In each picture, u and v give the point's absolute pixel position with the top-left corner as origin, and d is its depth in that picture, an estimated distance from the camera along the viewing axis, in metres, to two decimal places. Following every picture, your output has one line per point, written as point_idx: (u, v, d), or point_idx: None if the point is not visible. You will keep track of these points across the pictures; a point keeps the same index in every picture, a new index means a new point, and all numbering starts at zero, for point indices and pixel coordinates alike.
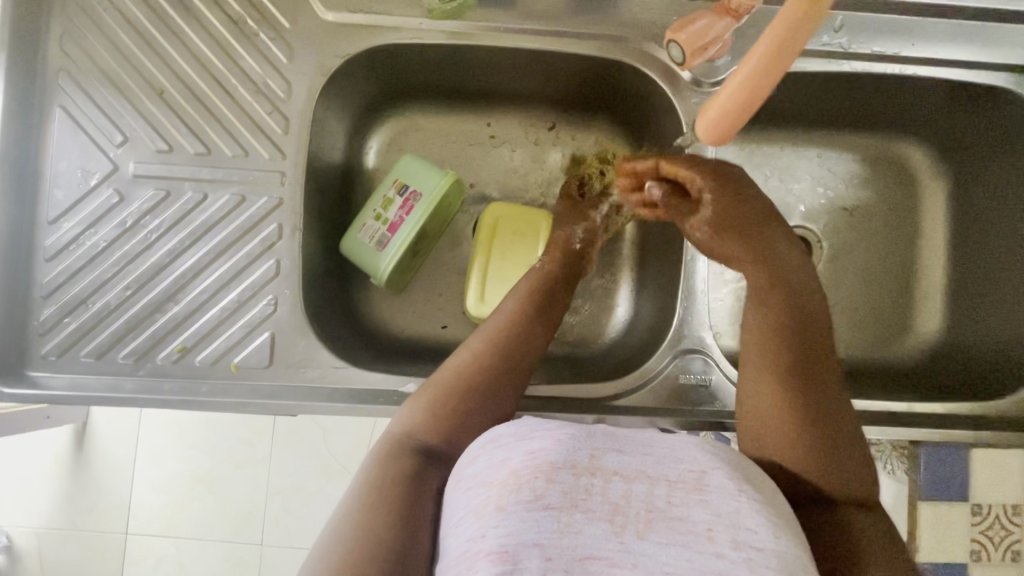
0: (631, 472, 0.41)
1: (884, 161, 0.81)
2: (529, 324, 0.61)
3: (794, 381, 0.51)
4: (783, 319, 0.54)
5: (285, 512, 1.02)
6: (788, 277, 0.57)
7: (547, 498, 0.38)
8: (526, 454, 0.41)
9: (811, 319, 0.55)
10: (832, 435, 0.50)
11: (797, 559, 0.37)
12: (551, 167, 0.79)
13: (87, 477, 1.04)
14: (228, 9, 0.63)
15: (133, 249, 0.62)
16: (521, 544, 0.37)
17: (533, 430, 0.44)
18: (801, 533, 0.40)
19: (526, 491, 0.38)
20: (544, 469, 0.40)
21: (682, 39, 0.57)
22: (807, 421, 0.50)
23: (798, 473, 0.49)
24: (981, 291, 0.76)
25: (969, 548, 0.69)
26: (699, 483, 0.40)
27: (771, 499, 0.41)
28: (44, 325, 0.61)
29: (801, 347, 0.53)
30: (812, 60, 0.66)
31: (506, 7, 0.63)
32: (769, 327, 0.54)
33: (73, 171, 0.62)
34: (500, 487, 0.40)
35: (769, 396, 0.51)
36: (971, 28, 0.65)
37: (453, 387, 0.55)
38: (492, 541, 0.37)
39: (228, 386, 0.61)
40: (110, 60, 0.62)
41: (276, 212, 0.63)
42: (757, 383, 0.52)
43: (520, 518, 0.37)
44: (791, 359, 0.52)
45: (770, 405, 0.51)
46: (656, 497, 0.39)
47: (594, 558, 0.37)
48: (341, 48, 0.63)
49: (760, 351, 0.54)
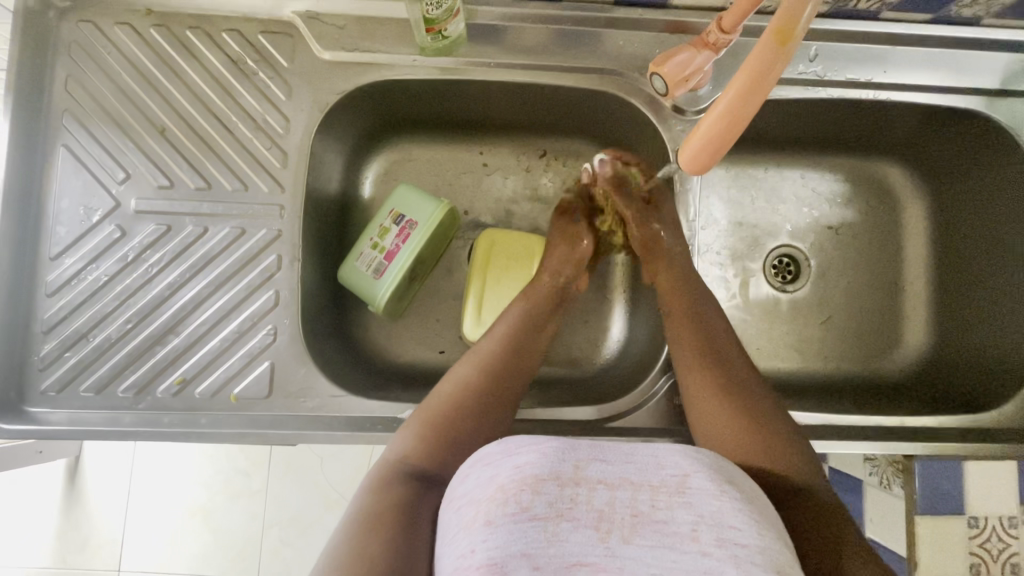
0: (614, 480, 0.41)
1: (864, 181, 0.84)
2: (518, 348, 0.62)
3: (723, 390, 0.57)
4: (697, 319, 0.63)
5: (283, 544, 1.00)
6: (698, 296, 0.65)
7: (534, 510, 0.39)
8: (512, 468, 0.41)
9: (715, 323, 0.63)
10: (777, 424, 0.54)
11: (780, 555, 0.38)
12: (542, 192, 0.81)
13: (81, 513, 1.03)
14: (228, 50, 0.65)
15: (133, 283, 0.63)
16: (508, 555, 0.37)
17: (519, 445, 0.44)
18: (785, 534, 0.41)
19: (512, 504, 0.39)
20: (529, 482, 0.40)
21: (665, 71, 0.60)
22: (751, 420, 0.54)
23: (751, 463, 0.52)
24: (962, 304, 0.77)
25: (969, 563, 0.69)
26: (681, 485, 0.41)
27: (758, 503, 0.42)
28: (44, 360, 0.62)
29: (722, 360, 0.59)
30: (790, 87, 0.69)
31: (495, 44, 0.66)
32: (691, 347, 0.60)
33: (75, 209, 0.63)
34: (487, 503, 0.40)
35: (706, 391, 0.57)
36: (940, 54, 0.68)
37: (442, 414, 0.55)
38: (481, 555, 0.37)
39: (227, 417, 0.61)
40: (113, 100, 0.64)
41: (275, 243, 0.64)
42: (696, 380, 0.58)
43: (507, 531, 0.38)
44: (718, 372, 0.58)
45: (717, 416, 0.55)
46: (640, 501, 0.40)
47: (582, 565, 0.38)
48: (337, 84, 0.66)
49: (690, 370, 0.59)
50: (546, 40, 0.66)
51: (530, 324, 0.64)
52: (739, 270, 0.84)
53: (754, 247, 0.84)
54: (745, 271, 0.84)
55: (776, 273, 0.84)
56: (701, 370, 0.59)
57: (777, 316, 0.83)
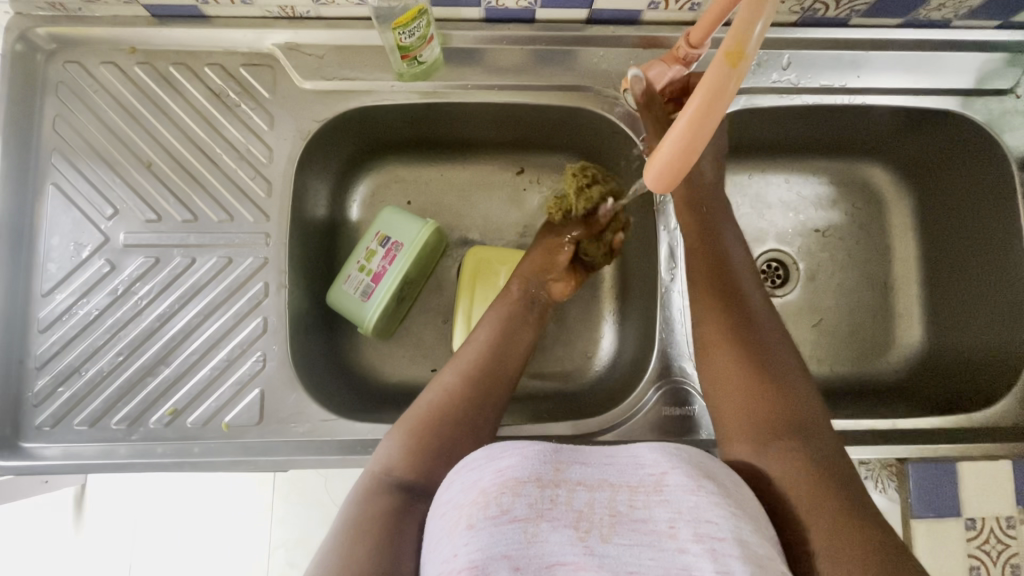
0: (594, 482, 0.42)
1: (850, 184, 0.84)
2: (498, 359, 0.62)
3: (757, 383, 0.55)
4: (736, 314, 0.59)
5: (289, 565, 1.00)
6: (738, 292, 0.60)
7: (514, 511, 0.39)
8: (494, 473, 0.42)
9: (755, 316, 0.59)
10: (807, 440, 0.51)
11: (759, 547, 0.38)
12: (527, 208, 0.82)
13: (87, 542, 1.04)
14: (211, 84, 0.66)
15: (124, 316, 0.64)
16: (489, 557, 0.37)
17: (503, 450, 0.44)
18: (771, 536, 0.41)
19: (493, 507, 0.39)
20: (510, 484, 0.40)
21: (631, 84, 0.63)
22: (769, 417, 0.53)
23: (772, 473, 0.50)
24: (951, 305, 0.77)
25: (968, 565, 0.69)
26: (658, 484, 0.42)
27: (745, 506, 0.42)
28: (38, 396, 0.63)
29: (768, 356, 0.56)
30: (766, 96, 0.69)
31: (472, 66, 0.67)
32: (725, 336, 0.58)
33: (66, 245, 0.65)
34: (470, 507, 0.40)
35: (740, 386, 0.55)
36: (913, 57, 0.68)
37: (428, 418, 0.56)
38: (463, 559, 0.37)
39: (219, 445, 0.62)
40: (100, 137, 0.66)
41: (262, 271, 0.65)
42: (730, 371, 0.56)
43: (489, 534, 0.38)
44: (753, 360, 0.56)
45: (733, 408, 0.55)
46: (619, 502, 0.41)
47: (561, 564, 0.37)
48: (318, 112, 0.67)
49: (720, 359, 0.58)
50: (523, 61, 0.67)
51: (513, 334, 0.65)
52: None
53: None
54: None
55: (765, 277, 0.84)
56: (742, 361, 0.56)
57: None
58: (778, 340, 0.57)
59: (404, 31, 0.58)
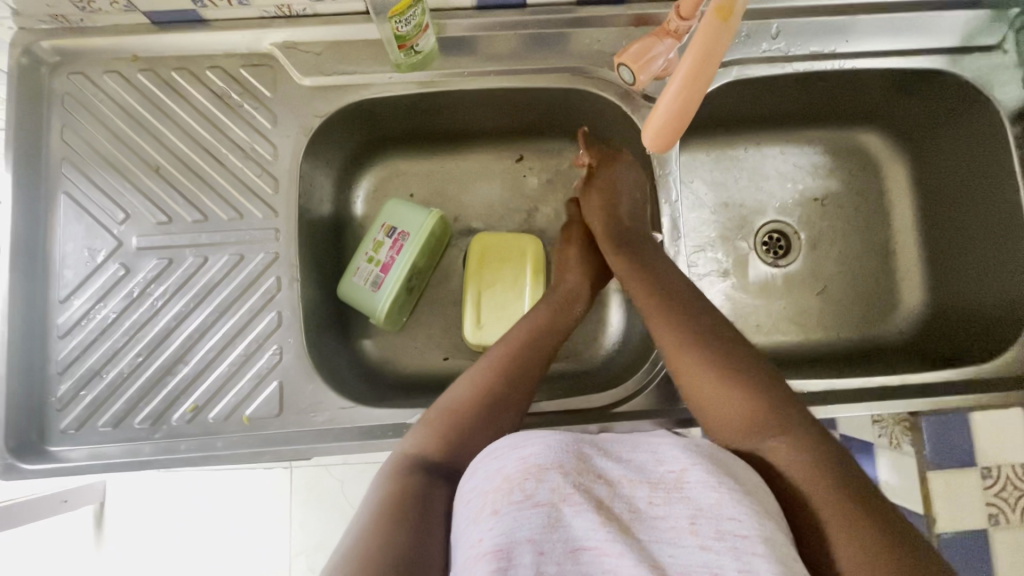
0: (613, 477, 0.42)
1: (845, 150, 0.85)
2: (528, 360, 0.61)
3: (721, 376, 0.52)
4: (670, 304, 0.59)
5: (312, 570, 1.01)
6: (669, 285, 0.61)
7: (537, 496, 0.40)
8: (518, 459, 0.42)
9: (683, 301, 0.59)
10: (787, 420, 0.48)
11: (783, 544, 0.38)
12: (528, 194, 0.83)
13: (110, 558, 1.04)
14: (212, 86, 0.67)
15: (141, 318, 0.65)
16: (513, 541, 0.38)
17: (525, 438, 0.44)
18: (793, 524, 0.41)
19: (516, 492, 0.40)
20: (533, 470, 0.41)
21: (627, 59, 0.62)
22: (748, 409, 0.50)
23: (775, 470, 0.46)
24: (953, 262, 0.78)
25: (986, 514, 0.70)
26: (679, 481, 0.41)
27: (762, 497, 0.42)
28: (61, 400, 0.64)
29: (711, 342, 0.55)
30: (758, 66, 0.71)
31: (467, 53, 0.68)
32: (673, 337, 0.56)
33: (80, 251, 0.66)
34: (493, 493, 0.41)
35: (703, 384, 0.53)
36: (900, 20, 0.70)
37: (454, 415, 0.56)
38: (489, 542, 0.38)
39: (241, 438, 0.63)
40: (109, 145, 0.67)
41: (273, 266, 0.66)
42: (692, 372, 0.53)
43: (512, 518, 0.39)
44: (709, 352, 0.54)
45: (717, 406, 0.51)
46: (639, 497, 0.41)
47: (586, 548, 0.38)
48: (319, 108, 0.68)
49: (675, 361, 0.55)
50: (516, 46, 0.68)
51: (544, 341, 0.63)
52: (730, 251, 0.85)
53: (742, 226, 0.86)
54: (737, 252, 0.85)
55: (768, 248, 0.85)
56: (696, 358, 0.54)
57: (775, 293, 0.84)
58: (712, 324, 0.56)
59: (400, 19, 0.59)
